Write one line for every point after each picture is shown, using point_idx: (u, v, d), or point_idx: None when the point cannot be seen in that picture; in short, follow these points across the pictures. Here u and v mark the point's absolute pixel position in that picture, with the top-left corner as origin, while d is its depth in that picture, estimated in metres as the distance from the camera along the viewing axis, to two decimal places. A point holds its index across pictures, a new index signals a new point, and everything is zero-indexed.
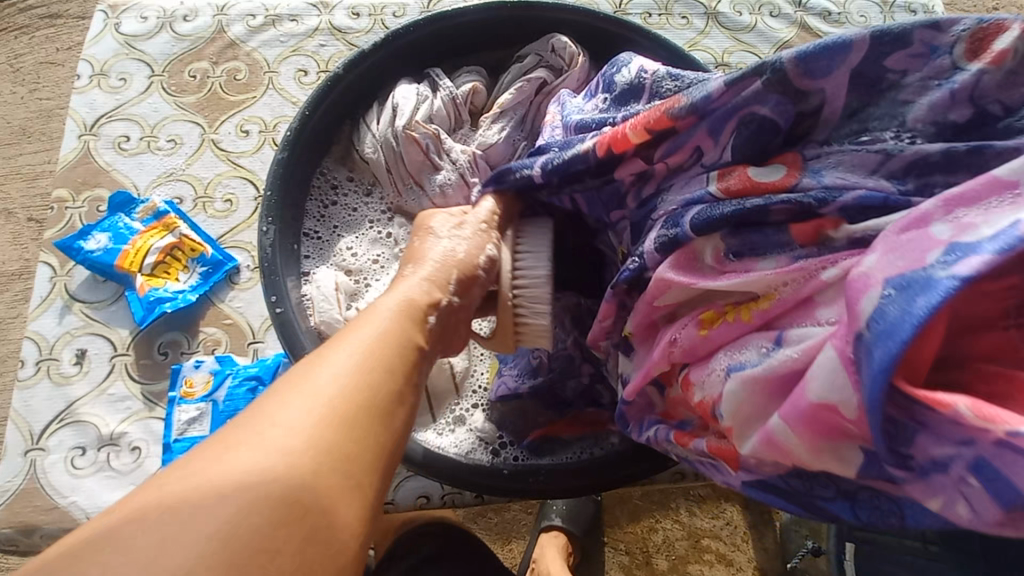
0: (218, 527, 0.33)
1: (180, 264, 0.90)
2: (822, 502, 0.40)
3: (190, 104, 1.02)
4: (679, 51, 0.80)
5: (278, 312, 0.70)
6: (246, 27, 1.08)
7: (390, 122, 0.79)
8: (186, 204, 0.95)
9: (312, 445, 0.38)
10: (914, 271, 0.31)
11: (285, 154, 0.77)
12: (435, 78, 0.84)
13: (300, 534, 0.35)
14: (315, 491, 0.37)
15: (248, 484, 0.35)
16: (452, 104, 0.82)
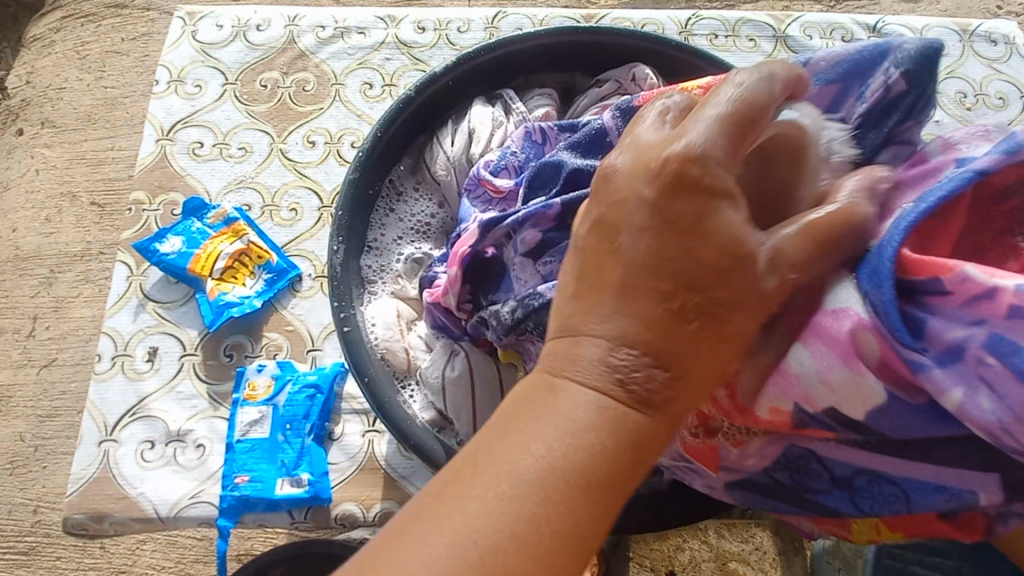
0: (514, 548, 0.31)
1: (246, 270, 0.94)
2: (815, 497, 0.44)
3: (261, 113, 1.06)
4: None
5: (344, 329, 0.72)
6: (315, 38, 1.11)
7: (465, 145, 0.81)
8: (254, 211, 0.99)
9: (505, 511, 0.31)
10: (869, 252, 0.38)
11: (358, 172, 0.79)
12: (508, 100, 0.85)
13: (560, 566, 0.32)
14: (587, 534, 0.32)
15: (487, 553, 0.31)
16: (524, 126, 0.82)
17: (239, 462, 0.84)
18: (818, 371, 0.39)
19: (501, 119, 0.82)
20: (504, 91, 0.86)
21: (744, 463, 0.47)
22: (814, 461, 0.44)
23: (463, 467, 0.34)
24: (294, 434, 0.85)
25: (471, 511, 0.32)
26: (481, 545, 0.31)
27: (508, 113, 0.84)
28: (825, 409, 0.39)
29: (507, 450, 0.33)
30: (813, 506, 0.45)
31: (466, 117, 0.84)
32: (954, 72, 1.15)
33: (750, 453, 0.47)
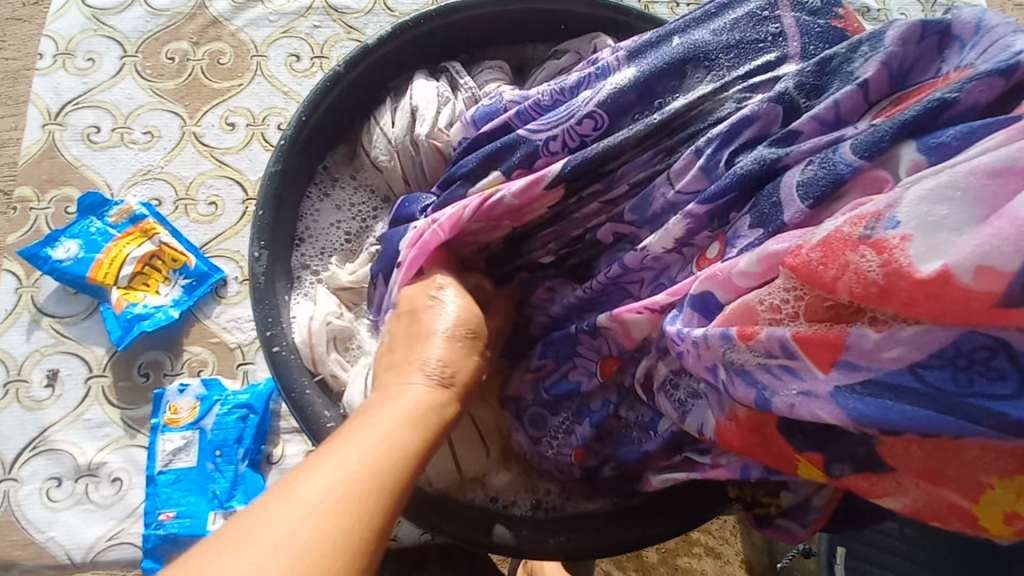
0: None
1: (160, 275, 0.82)
2: (982, 402, 0.29)
3: (168, 91, 0.92)
4: None
5: (273, 350, 0.62)
6: (230, 2, 0.97)
7: (407, 129, 0.70)
8: (166, 206, 0.86)
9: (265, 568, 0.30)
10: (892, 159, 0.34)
11: (281, 162, 0.68)
12: (453, 74, 0.74)
13: None
14: None
15: None
16: (475, 104, 0.72)
17: (163, 496, 0.74)
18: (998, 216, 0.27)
19: (447, 94, 0.71)
20: (449, 64, 0.76)
21: (881, 357, 0.32)
22: (1001, 357, 0.29)
23: (290, 480, 0.34)
24: (225, 461, 0.76)
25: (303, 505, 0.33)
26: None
27: (455, 89, 0.73)
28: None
29: (316, 464, 0.35)
30: (980, 419, 0.29)
31: (406, 94, 0.73)
32: None
33: (897, 340, 0.31)
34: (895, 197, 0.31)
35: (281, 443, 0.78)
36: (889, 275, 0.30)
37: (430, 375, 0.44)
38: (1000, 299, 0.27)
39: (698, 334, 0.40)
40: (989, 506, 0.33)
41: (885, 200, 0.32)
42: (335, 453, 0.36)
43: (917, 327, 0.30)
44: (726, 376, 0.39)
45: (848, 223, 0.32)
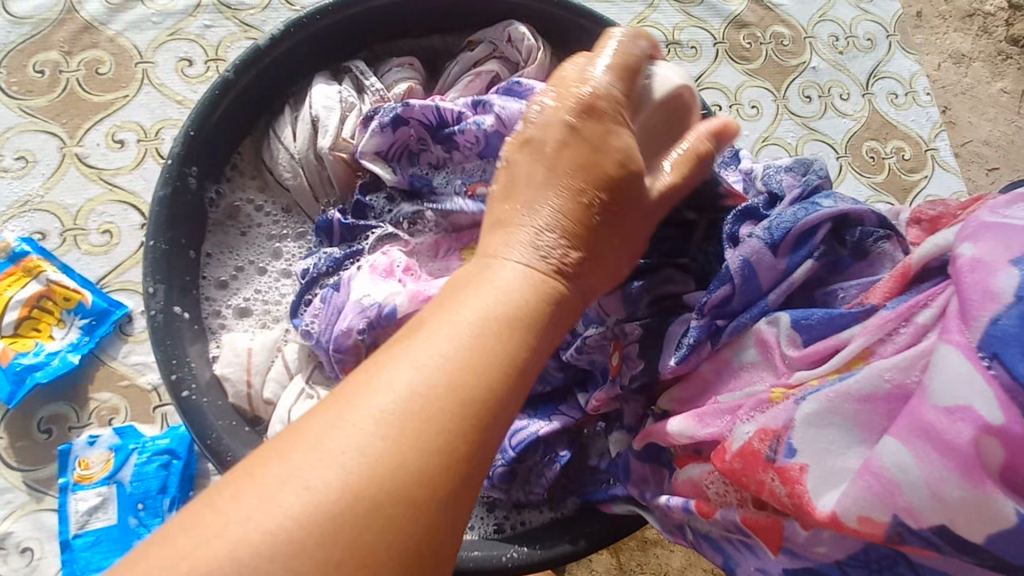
0: (356, 477, 0.28)
1: (52, 318, 0.74)
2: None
3: (42, 109, 0.81)
4: (634, 43, 0.76)
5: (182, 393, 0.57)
6: (104, 5, 0.87)
7: (310, 144, 0.65)
8: (52, 240, 0.77)
9: (415, 442, 0.30)
10: (819, 324, 0.43)
11: (171, 186, 0.61)
12: (358, 74, 0.69)
13: (423, 520, 0.29)
14: (431, 475, 0.30)
15: (349, 492, 0.28)
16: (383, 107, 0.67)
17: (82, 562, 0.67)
18: (868, 465, 0.35)
19: (351, 97, 0.66)
20: (353, 63, 0.71)
21: (813, 551, 0.39)
22: (903, 563, 0.36)
23: (399, 342, 0.33)
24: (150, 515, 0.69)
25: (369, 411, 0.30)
26: (342, 500, 0.28)
27: (361, 92, 0.69)
28: (934, 526, 0.33)
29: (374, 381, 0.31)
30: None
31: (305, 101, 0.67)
32: (826, 15, 1.15)
33: (822, 540, 0.39)
34: (790, 414, 0.39)
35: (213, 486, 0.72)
36: (795, 503, 0.38)
37: (539, 255, 0.38)
38: (886, 538, 0.35)
39: (661, 501, 0.49)
40: None
41: (783, 416, 0.40)
42: (394, 366, 0.32)
43: (834, 531, 0.38)
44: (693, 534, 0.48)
45: (756, 437, 0.40)
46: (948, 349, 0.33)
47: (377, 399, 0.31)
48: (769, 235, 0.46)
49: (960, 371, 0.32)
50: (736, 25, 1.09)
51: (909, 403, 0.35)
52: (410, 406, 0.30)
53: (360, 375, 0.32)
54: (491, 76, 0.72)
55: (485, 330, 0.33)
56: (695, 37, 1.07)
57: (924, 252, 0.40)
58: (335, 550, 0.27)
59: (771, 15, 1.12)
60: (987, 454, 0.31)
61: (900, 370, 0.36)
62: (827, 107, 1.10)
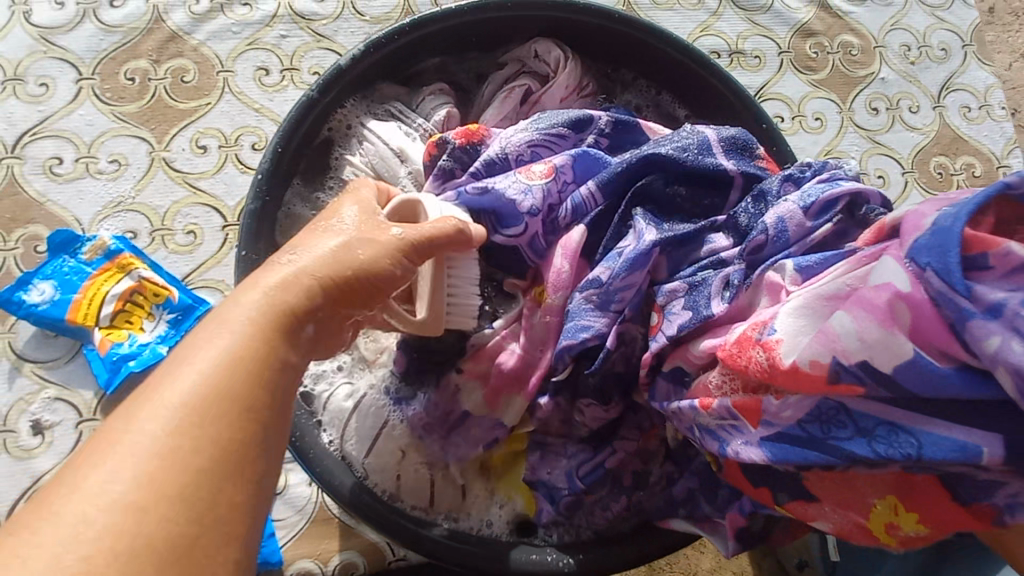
0: (157, 478, 0.32)
1: (143, 311, 0.80)
2: (838, 443, 0.40)
3: (132, 114, 0.87)
4: (665, 44, 0.76)
5: None
6: (188, 15, 0.92)
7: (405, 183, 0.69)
8: (142, 238, 0.83)
9: (217, 425, 0.34)
10: (813, 260, 0.45)
11: (262, 197, 0.65)
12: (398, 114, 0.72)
13: (235, 471, 0.34)
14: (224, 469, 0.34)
15: (156, 487, 0.31)
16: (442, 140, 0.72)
17: None
18: (823, 332, 0.39)
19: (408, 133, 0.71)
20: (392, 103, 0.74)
21: (781, 416, 0.42)
22: (844, 413, 0.40)
23: (168, 368, 0.36)
24: None
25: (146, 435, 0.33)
26: (180, 479, 0.32)
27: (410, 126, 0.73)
28: (858, 362, 0.38)
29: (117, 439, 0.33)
30: (834, 453, 0.40)
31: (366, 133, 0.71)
32: (897, 23, 1.10)
33: (788, 404, 0.42)
34: (776, 310, 0.43)
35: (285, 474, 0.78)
36: (772, 366, 0.41)
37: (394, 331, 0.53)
38: (826, 381, 0.39)
39: (675, 404, 0.51)
40: (879, 521, 0.42)
41: (774, 311, 0.44)
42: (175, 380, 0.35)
43: (799, 394, 0.41)
44: (701, 434, 0.50)
45: (752, 328, 0.44)
46: (887, 260, 0.38)
47: (171, 404, 0.34)
48: (801, 202, 0.49)
49: (895, 273, 0.37)
50: (801, 33, 1.06)
51: (853, 296, 0.39)
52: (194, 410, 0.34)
53: (122, 419, 0.34)
54: (524, 90, 0.75)
55: (262, 321, 0.39)
56: (759, 46, 1.05)
57: (897, 212, 0.42)
58: (178, 546, 0.31)
59: (840, 24, 1.08)
60: (897, 312, 0.36)
61: (859, 276, 0.39)
62: (895, 119, 1.06)
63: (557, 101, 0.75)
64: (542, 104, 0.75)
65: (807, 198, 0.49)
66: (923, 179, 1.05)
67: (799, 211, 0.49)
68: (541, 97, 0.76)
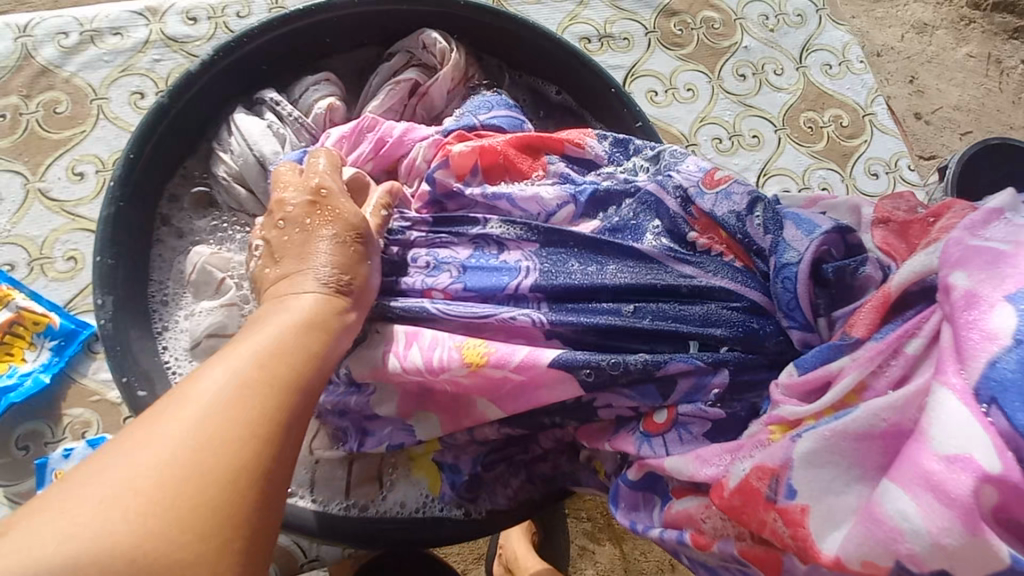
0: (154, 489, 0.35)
1: (23, 342, 0.78)
2: None
3: (5, 150, 0.87)
4: (538, 31, 0.82)
5: (122, 381, 0.61)
6: (58, 48, 0.92)
7: (262, 175, 0.69)
8: (20, 270, 0.82)
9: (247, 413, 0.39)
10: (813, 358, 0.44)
11: (116, 204, 0.66)
12: (272, 105, 0.73)
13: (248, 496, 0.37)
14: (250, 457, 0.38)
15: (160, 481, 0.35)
16: (302, 129, 0.72)
17: None
18: (869, 509, 0.36)
19: (279, 128, 0.71)
20: (265, 95, 0.74)
21: None
22: None
23: (198, 373, 0.41)
24: None
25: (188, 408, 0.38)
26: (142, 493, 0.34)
27: (281, 118, 0.73)
28: (936, 571, 0.33)
29: (145, 435, 0.37)
30: None
31: (232, 130, 0.72)
32: None
33: (817, 573, 0.40)
34: (787, 453, 0.40)
35: None
36: (797, 545, 0.38)
37: (326, 284, 0.51)
38: None
39: (652, 532, 0.50)
40: None
41: (781, 455, 0.40)
42: (214, 371, 0.41)
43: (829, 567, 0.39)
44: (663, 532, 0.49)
45: (755, 475, 0.41)
46: (945, 393, 0.34)
47: (200, 395, 0.39)
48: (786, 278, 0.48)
49: (962, 421, 0.33)
50: (665, 13, 1.13)
51: (907, 447, 0.35)
52: (214, 404, 0.39)
53: (169, 402, 0.39)
54: (412, 83, 0.78)
55: (261, 364, 0.42)
56: (626, 28, 1.11)
57: (900, 279, 0.42)
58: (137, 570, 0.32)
59: (700, 2, 1.16)
60: (984, 499, 0.32)
61: (890, 409, 0.37)
62: (762, 83, 1.13)
63: (444, 92, 0.78)
64: (430, 96, 0.78)
65: (789, 275, 0.48)
66: (794, 135, 1.11)
67: (799, 283, 0.48)
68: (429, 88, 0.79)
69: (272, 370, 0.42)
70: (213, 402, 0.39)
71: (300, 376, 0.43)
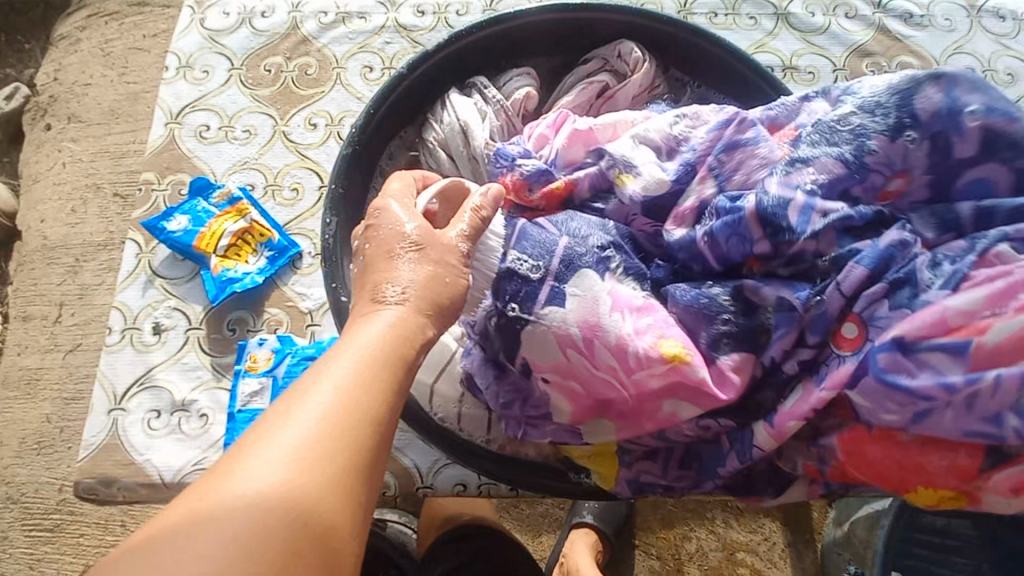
0: (240, 537, 0.42)
1: (250, 247, 0.97)
2: None
3: (265, 97, 1.09)
4: (729, 52, 0.86)
5: (331, 287, 0.74)
6: (318, 23, 1.14)
7: (463, 142, 0.81)
8: (258, 191, 1.02)
9: (332, 457, 0.47)
10: None
11: (350, 148, 0.81)
12: (482, 88, 0.86)
13: (322, 546, 0.44)
14: (326, 504, 0.45)
15: (275, 505, 0.44)
16: (501, 112, 0.84)
17: (240, 431, 0.87)
18: None
19: (483, 108, 0.83)
20: (477, 79, 0.87)
21: None
22: None
23: (301, 387, 0.50)
24: None
25: (294, 433, 0.47)
26: (227, 550, 0.41)
27: (485, 100, 0.85)
28: None
29: (229, 486, 0.44)
30: None
31: (447, 105, 0.85)
32: (963, 49, 1.13)
33: None
34: None
35: None
36: None
37: (400, 304, 0.57)
38: None
39: None
40: None
41: None
42: (319, 385, 0.50)
43: None
44: None
45: None
46: None
47: (328, 390, 0.49)
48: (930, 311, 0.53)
49: None
50: (857, 55, 1.12)
51: None
52: (332, 419, 0.48)
53: (291, 401, 0.49)
54: (602, 85, 0.85)
55: (348, 392, 0.50)
56: (813, 64, 1.11)
57: None
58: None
59: (899, 46, 1.13)
60: None
61: None
62: None
63: (630, 97, 0.85)
64: (616, 99, 0.86)
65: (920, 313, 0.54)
66: None
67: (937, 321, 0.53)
68: (615, 92, 0.86)
69: (386, 371, 0.53)
70: (305, 434, 0.47)
71: (393, 398, 0.52)
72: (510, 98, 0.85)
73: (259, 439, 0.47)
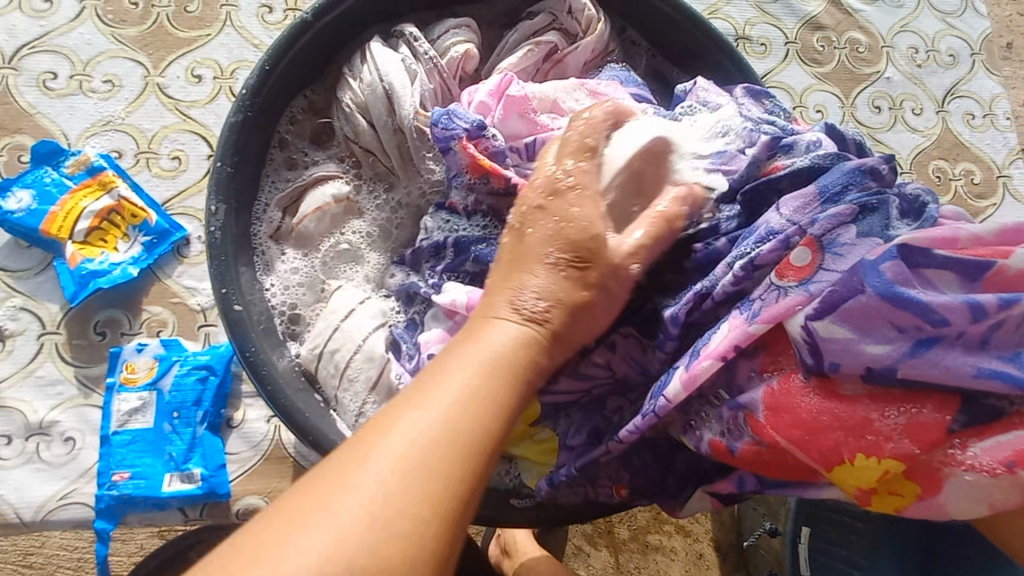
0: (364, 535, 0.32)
1: (118, 231, 0.79)
2: None
3: (131, 38, 0.87)
4: (689, 15, 0.77)
5: (222, 293, 0.61)
6: None
7: (386, 110, 0.67)
8: (126, 159, 0.82)
9: (456, 465, 0.35)
10: None
11: (240, 116, 0.65)
12: (410, 40, 0.70)
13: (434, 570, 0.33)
14: (440, 520, 0.34)
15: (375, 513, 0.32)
16: (434, 71, 0.69)
17: (118, 457, 0.73)
18: None
19: (412, 66, 0.68)
20: (405, 29, 0.71)
21: None
22: None
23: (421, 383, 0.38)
24: (183, 423, 0.74)
25: (407, 430, 0.35)
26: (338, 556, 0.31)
27: (416, 55, 0.69)
28: None
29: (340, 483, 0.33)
30: None
31: (365, 61, 0.69)
32: (908, 25, 1.10)
33: None
34: None
35: (242, 408, 0.77)
36: None
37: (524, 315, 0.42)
38: None
39: None
40: None
41: None
42: (447, 383, 0.37)
43: None
44: None
45: None
46: None
47: (464, 377, 0.38)
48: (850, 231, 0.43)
49: None
50: (811, 27, 1.06)
51: None
52: (443, 420, 0.36)
53: (425, 380, 0.38)
54: (552, 46, 0.74)
55: (477, 389, 0.37)
56: (766, 34, 1.04)
57: None
58: None
59: (850, 21, 1.08)
60: None
61: None
62: (897, 120, 1.05)
63: (581, 63, 0.74)
64: (565, 64, 0.74)
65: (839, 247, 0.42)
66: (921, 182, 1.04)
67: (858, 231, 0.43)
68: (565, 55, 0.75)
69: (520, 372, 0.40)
70: (433, 432, 0.35)
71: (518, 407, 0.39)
72: (447, 55, 0.70)
73: (364, 450, 0.34)
